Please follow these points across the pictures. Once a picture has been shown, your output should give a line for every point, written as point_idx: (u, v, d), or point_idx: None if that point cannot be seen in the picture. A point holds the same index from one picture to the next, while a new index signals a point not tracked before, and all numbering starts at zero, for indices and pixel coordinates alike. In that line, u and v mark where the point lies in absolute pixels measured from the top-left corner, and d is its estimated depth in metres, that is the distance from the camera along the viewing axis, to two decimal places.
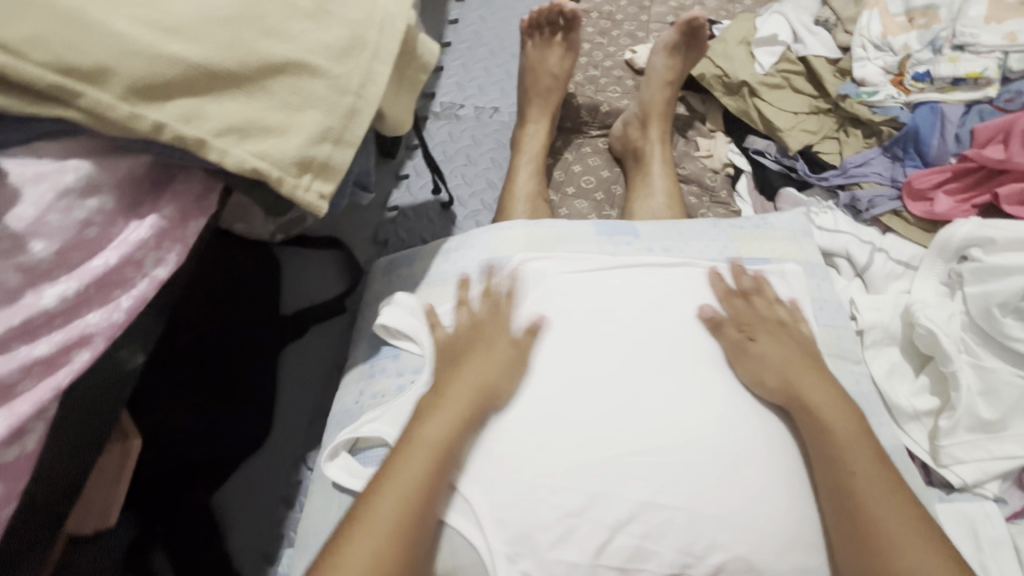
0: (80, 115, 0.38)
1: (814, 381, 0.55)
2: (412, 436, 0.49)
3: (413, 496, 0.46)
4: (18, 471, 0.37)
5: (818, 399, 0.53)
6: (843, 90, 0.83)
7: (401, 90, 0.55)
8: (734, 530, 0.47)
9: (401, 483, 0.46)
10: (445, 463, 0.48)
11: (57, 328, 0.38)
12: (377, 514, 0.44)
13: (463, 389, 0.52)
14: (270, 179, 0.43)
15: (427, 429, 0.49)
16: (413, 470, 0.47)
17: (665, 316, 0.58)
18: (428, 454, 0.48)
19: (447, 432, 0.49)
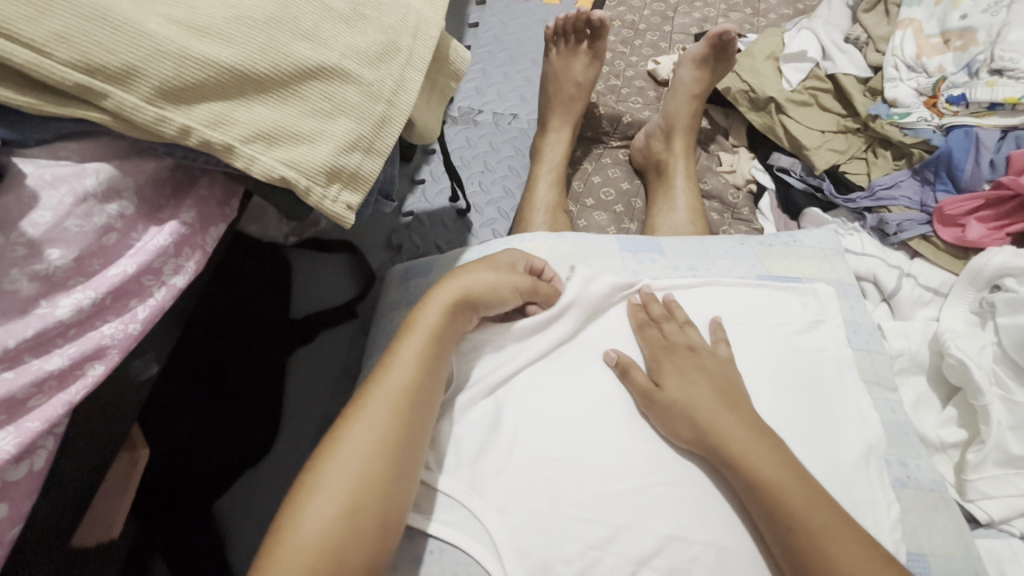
0: (104, 117, 0.36)
1: (724, 417, 0.49)
2: (386, 361, 0.48)
3: (388, 427, 0.44)
4: (24, 492, 0.35)
5: (737, 441, 0.47)
6: (874, 110, 0.82)
7: (431, 98, 0.54)
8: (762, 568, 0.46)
9: (373, 411, 0.45)
10: (417, 393, 0.47)
11: (72, 339, 0.36)
12: (350, 443, 0.43)
13: (437, 310, 0.51)
14: (297, 189, 0.41)
15: (386, 375, 0.46)
16: (358, 444, 0.43)
17: (690, 337, 0.56)
18: (377, 425, 0.44)
19: (418, 357, 0.48)
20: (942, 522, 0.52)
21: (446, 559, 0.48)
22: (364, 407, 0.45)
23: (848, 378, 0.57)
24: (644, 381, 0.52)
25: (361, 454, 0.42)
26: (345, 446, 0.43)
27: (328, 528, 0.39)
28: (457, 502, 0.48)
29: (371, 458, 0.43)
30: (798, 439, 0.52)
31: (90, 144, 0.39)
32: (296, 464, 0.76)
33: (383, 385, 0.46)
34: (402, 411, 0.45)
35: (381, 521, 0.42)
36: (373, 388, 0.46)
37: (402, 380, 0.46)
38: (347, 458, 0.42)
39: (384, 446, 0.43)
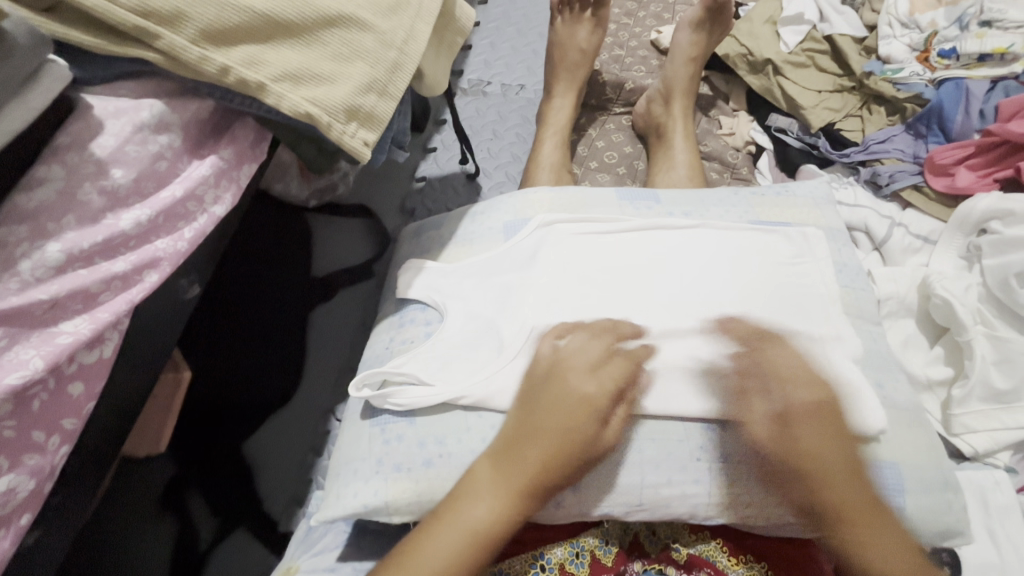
0: (157, 56, 0.42)
1: (813, 431, 0.49)
2: (458, 504, 0.49)
3: (456, 562, 0.47)
4: (98, 373, 0.41)
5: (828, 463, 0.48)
6: (867, 67, 0.85)
7: (439, 52, 0.59)
8: (722, 471, 0.51)
9: (438, 548, 0.47)
10: (484, 547, 0.48)
11: (132, 249, 0.42)
12: (419, 565, 0.46)
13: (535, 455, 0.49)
14: (320, 124, 0.46)
15: (470, 505, 0.49)
16: (467, 525, 0.48)
17: (795, 269, 0.63)
18: (502, 504, 0.48)
19: (489, 519, 0.48)
20: (914, 437, 0.55)
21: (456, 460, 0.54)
22: (437, 530, 0.48)
23: (834, 313, 0.60)
24: (741, 291, 0.60)
25: (470, 530, 0.48)
26: (467, 506, 0.48)
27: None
28: (455, 412, 0.55)
29: (482, 532, 0.48)
30: (774, 345, 0.56)
31: (145, 83, 0.44)
32: (315, 408, 0.82)
33: (460, 516, 0.48)
34: (531, 495, 0.49)
35: None
36: (513, 453, 0.50)
37: (477, 518, 0.48)
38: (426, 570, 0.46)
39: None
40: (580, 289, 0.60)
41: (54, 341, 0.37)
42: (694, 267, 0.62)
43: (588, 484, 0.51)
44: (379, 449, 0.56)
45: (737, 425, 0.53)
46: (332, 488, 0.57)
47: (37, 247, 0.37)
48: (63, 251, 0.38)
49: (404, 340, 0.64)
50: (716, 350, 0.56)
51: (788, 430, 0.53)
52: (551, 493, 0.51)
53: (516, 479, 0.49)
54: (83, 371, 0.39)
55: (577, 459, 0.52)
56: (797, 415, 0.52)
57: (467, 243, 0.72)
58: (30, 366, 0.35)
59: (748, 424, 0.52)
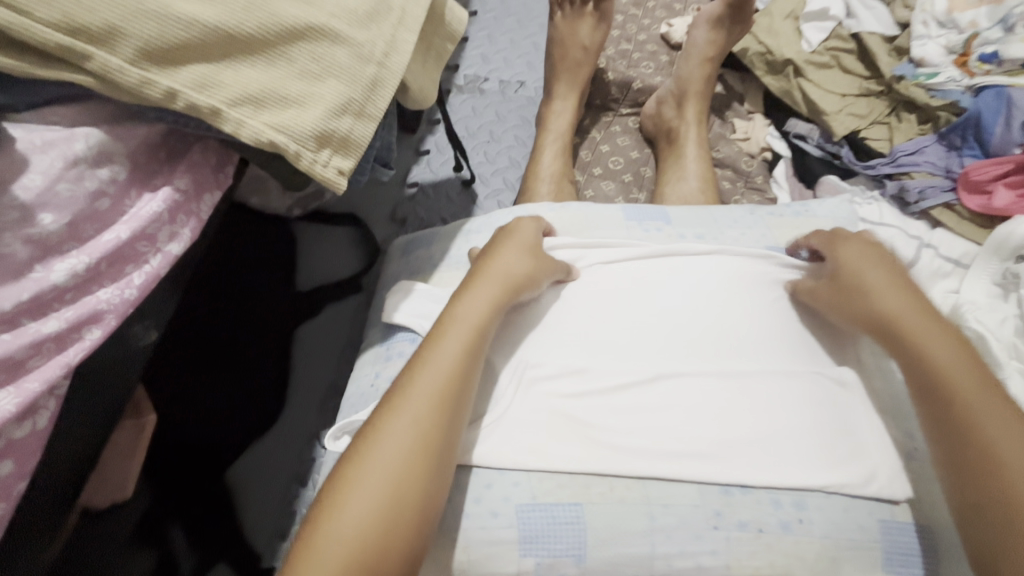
0: (91, 80, 0.36)
1: (947, 348, 0.48)
2: (405, 387, 0.45)
3: (421, 437, 0.42)
4: (31, 448, 0.36)
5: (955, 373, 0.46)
6: (899, 70, 0.78)
7: (427, 61, 0.52)
8: (741, 539, 0.46)
9: (394, 434, 0.42)
10: (442, 420, 0.44)
11: (68, 303, 0.37)
12: (376, 453, 0.41)
13: (457, 343, 0.47)
14: (287, 154, 0.40)
15: (417, 383, 0.45)
16: (421, 398, 0.44)
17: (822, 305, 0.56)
18: (436, 385, 0.45)
19: (441, 386, 0.45)
20: None
21: (446, 524, 0.48)
22: (393, 415, 0.43)
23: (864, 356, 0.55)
24: (758, 333, 0.55)
25: (426, 402, 0.44)
26: (403, 392, 0.44)
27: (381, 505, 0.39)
28: None
29: (433, 408, 0.44)
30: (798, 397, 0.51)
31: (82, 108, 0.39)
32: (301, 434, 0.77)
33: (413, 392, 0.44)
34: (462, 371, 0.46)
35: (422, 522, 0.41)
36: (421, 358, 0.47)
37: (430, 392, 0.44)
38: (386, 457, 0.41)
39: (423, 459, 0.42)
40: (579, 329, 0.55)
41: None
42: (711, 304, 0.56)
43: (592, 554, 0.46)
44: None
45: (758, 487, 0.48)
46: None
47: None
48: None
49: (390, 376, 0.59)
50: (733, 401, 0.51)
51: (814, 492, 0.48)
52: (553, 564, 0.46)
53: (439, 364, 0.46)
54: (9, 449, 0.35)
55: (579, 522, 0.47)
56: (819, 477, 0.48)
57: (461, 266, 0.67)
58: None
59: (770, 485, 0.48)
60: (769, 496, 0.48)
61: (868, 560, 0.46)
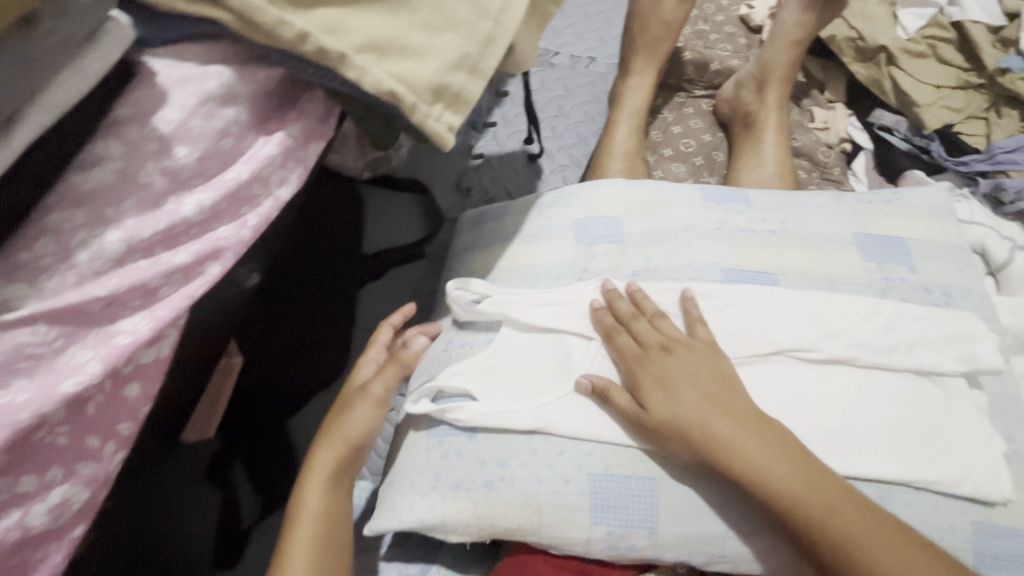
0: (229, 16, 0.36)
1: (680, 393, 0.48)
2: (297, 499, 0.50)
3: (319, 540, 0.48)
4: (154, 372, 0.37)
5: (700, 413, 0.47)
6: (1004, 63, 0.74)
7: (532, 23, 0.51)
8: None
9: (301, 538, 0.48)
10: (333, 521, 0.50)
11: (194, 237, 0.38)
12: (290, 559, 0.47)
13: (342, 436, 0.53)
14: (404, 105, 0.40)
15: (308, 484, 0.51)
16: (312, 505, 0.50)
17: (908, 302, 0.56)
18: (335, 458, 0.52)
19: (323, 494, 0.50)
20: None
21: (517, 486, 0.49)
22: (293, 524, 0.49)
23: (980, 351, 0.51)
24: (852, 321, 0.52)
25: (316, 509, 0.50)
26: (312, 462, 0.52)
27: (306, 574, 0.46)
28: (522, 435, 0.51)
29: (323, 510, 0.50)
30: (882, 390, 0.50)
31: (212, 46, 0.39)
32: None
33: (306, 500, 0.50)
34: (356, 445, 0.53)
35: None
36: (329, 431, 0.54)
37: (315, 499, 0.50)
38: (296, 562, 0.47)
39: (325, 552, 0.48)
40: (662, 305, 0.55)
41: (111, 342, 0.33)
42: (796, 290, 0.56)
43: (665, 527, 0.47)
44: (437, 462, 0.52)
45: (841, 476, 0.47)
46: (386, 497, 0.53)
47: (95, 235, 0.33)
48: (123, 241, 0.34)
49: (461, 343, 0.58)
50: (824, 390, 0.50)
51: (900, 487, 0.47)
52: (625, 534, 0.47)
53: (341, 435, 0.53)
54: (138, 371, 0.36)
55: (653, 494, 0.48)
56: (908, 470, 0.47)
57: (532, 239, 0.66)
58: (88, 370, 0.32)
59: (854, 475, 0.47)
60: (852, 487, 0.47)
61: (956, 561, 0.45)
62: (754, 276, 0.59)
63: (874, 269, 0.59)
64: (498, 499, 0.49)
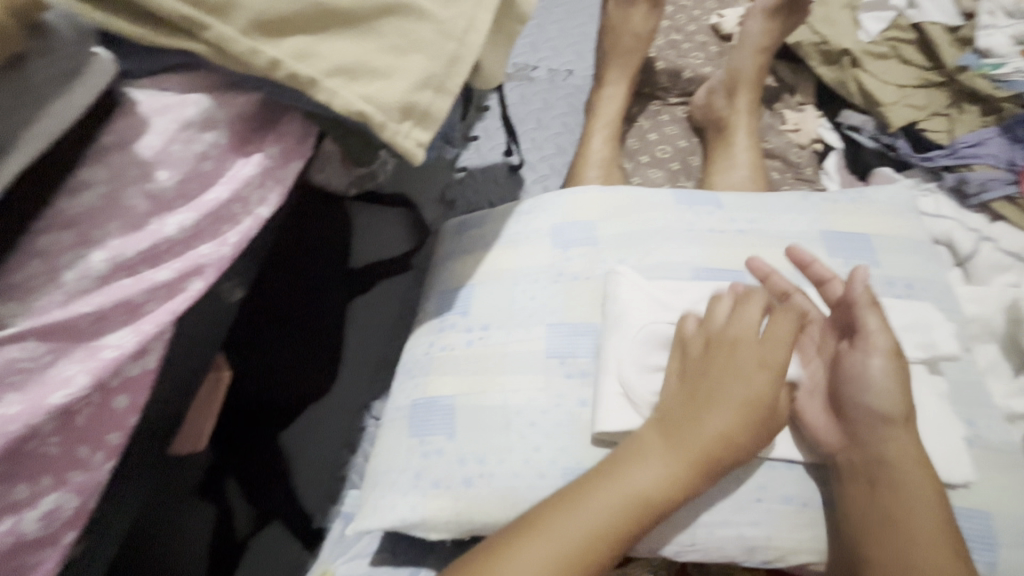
0: (205, 48, 0.39)
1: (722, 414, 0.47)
2: (615, 473, 0.47)
3: (597, 533, 0.45)
4: (143, 385, 0.38)
5: (896, 462, 0.46)
6: (963, 60, 0.77)
7: (499, 41, 0.54)
8: (785, 513, 0.48)
9: (552, 539, 0.45)
10: (641, 513, 0.46)
11: (176, 255, 0.40)
12: (544, 535, 0.45)
13: (715, 435, 0.47)
14: (373, 124, 0.43)
15: (646, 461, 0.47)
16: (635, 485, 0.46)
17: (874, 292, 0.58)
18: (654, 484, 0.46)
19: (653, 482, 0.46)
20: (1012, 483, 0.49)
21: (496, 483, 0.52)
22: (568, 511, 0.46)
23: (942, 338, 0.53)
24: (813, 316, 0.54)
25: (637, 492, 0.46)
26: (602, 492, 0.46)
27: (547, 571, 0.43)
28: (499, 434, 0.54)
29: (647, 499, 0.46)
30: None
31: (191, 76, 0.42)
32: (350, 403, 0.80)
33: (618, 480, 0.47)
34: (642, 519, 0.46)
35: None
36: (588, 488, 0.47)
37: (653, 486, 0.46)
38: (542, 555, 0.44)
39: (593, 547, 0.45)
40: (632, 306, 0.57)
41: (98, 356, 0.35)
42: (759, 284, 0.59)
43: None
44: (419, 462, 0.55)
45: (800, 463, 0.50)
46: (368, 499, 0.56)
47: (81, 255, 0.36)
48: (107, 260, 0.36)
49: (444, 346, 0.61)
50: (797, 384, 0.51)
51: None
52: None
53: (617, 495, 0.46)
54: (127, 384, 0.37)
55: None
56: None
57: (512, 245, 0.68)
58: (75, 383, 0.34)
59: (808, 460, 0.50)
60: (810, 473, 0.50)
61: None
62: (724, 274, 0.61)
63: (839, 264, 0.61)
64: (477, 495, 0.52)
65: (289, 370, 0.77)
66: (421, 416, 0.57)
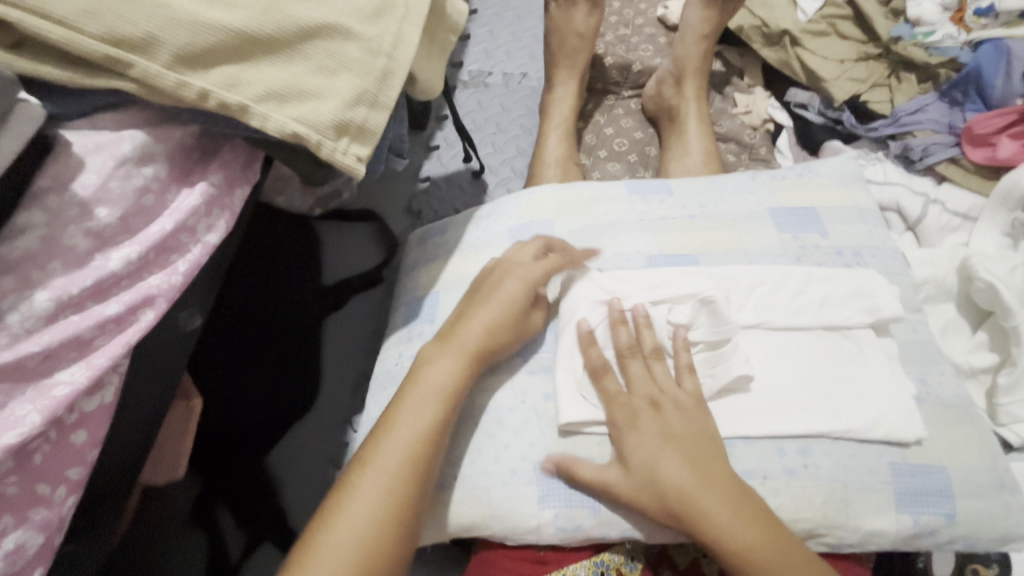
0: (133, 86, 0.40)
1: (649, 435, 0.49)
2: (390, 418, 0.48)
3: (397, 484, 0.44)
4: (100, 419, 0.39)
5: (700, 500, 0.45)
6: (896, 31, 0.80)
7: (433, 53, 0.55)
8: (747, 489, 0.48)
9: (366, 489, 0.44)
10: (427, 452, 0.47)
11: (125, 289, 0.41)
12: (360, 493, 0.44)
13: (440, 371, 0.50)
14: (309, 143, 0.44)
15: (412, 402, 0.48)
16: (411, 426, 0.47)
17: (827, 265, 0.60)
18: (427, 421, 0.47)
19: (425, 419, 0.47)
20: (963, 437, 0.50)
21: (468, 483, 0.52)
22: (375, 459, 0.46)
23: (890, 303, 0.54)
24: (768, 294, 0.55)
25: (413, 432, 0.47)
26: (393, 433, 0.47)
27: (371, 524, 0.43)
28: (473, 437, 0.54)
29: (424, 435, 0.47)
30: (798, 351, 0.53)
31: (125, 113, 0.43)
32: (333, 420, 0.81)
33: (402, 424, 0.47)
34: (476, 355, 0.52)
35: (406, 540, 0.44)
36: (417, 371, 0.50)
37: (420, 422, 0.47)
38: (358, 512, 0.43)
39: (401, 493, 0.44)
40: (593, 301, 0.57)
41: (50, 394, 0.36)
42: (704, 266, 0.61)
43: (606, 504, 0.50)
44: None
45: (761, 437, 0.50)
46: None
47: (25, 297, 0.37)
48: (51, 299, 0.37)
49: (413, 355, 0.62)
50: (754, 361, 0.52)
51: (819, 439, 0.49)
52: (571, 516, 0.50)
53: (461, 350, 0.51)
54: (83, 420, 0.38)
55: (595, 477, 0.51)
56: (827, 422, 0.49)
57: (474, 250, 0.69)
58: (27, 422, 0.35)
59: (772, 434, 0.50)
60: (774, 446, 0.50)
61: (880, 501, 0.48)
62: (678, 260, 0.62)
63: (790, 239, 0.62)
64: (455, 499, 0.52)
65: (265, 392, 0.76)
66: None
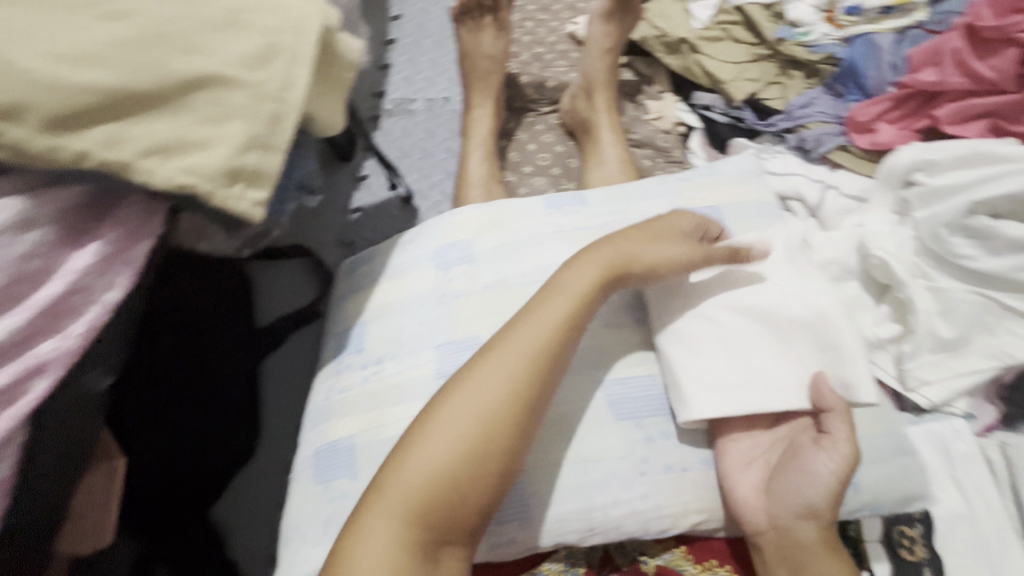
0: (6, 153, 0.40)
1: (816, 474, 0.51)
2: (439, 404, 0.48)
3: (446, 474, 0.45)
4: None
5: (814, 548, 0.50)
6: (779, 34, 0.86)
7: (331, 92, 0.56)
8: (669, 480, 0.53)
9: (405, 477, 0.45)
10: (484, 438, 0.46)
11: (12, 358, 0.41)
12: (403, 476, 0.45)
13: (513, 359, 0.49)
14: (200, 193, 0.44)
15: (469, 387, 0.48)
16: (456, 414, 0.47)
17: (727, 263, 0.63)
18: (490, 407, 0.47)
19: (480, 405, 0.47)
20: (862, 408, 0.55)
21: None
22: (417, 441, 0.46)
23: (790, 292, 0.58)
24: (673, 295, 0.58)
25: (461, 417, 0.47)
26: (444, 412, 0.47)
27: (412, 515, 0.44)
28: None
29: (480, 423, 0.47)
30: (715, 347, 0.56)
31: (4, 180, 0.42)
32: (280, 461, 0.82)
33: (450, 407, 0.48)
34: (565, 333, 0.51)
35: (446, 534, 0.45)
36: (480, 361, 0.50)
37: (482, 404, 0.47)
38: (398, 497, 0.44)
39: (453, 479, 0.45)
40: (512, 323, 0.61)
41: None
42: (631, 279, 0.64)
43: (536, 515, 0.52)
44: (326, 510, 0.56)
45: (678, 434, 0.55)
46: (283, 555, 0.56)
47: None
48: None
49: (341, 388, 0.63)
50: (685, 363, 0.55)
51: None
52: (500, 532, 0.52)
53: (517, 355, 0.49)
54: None
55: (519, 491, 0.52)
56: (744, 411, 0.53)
57: (398, 275, 0.69)
58: None
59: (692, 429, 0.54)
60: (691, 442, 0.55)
61: None
62: None
63: None
64: None
65: (198, 444, 0.74)
66: (325, 463, 0.59)
